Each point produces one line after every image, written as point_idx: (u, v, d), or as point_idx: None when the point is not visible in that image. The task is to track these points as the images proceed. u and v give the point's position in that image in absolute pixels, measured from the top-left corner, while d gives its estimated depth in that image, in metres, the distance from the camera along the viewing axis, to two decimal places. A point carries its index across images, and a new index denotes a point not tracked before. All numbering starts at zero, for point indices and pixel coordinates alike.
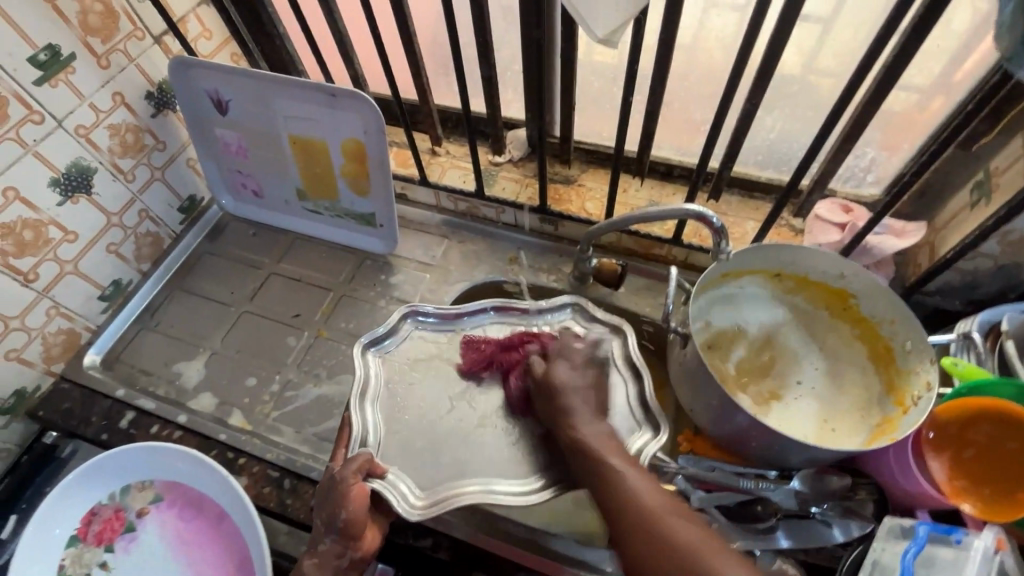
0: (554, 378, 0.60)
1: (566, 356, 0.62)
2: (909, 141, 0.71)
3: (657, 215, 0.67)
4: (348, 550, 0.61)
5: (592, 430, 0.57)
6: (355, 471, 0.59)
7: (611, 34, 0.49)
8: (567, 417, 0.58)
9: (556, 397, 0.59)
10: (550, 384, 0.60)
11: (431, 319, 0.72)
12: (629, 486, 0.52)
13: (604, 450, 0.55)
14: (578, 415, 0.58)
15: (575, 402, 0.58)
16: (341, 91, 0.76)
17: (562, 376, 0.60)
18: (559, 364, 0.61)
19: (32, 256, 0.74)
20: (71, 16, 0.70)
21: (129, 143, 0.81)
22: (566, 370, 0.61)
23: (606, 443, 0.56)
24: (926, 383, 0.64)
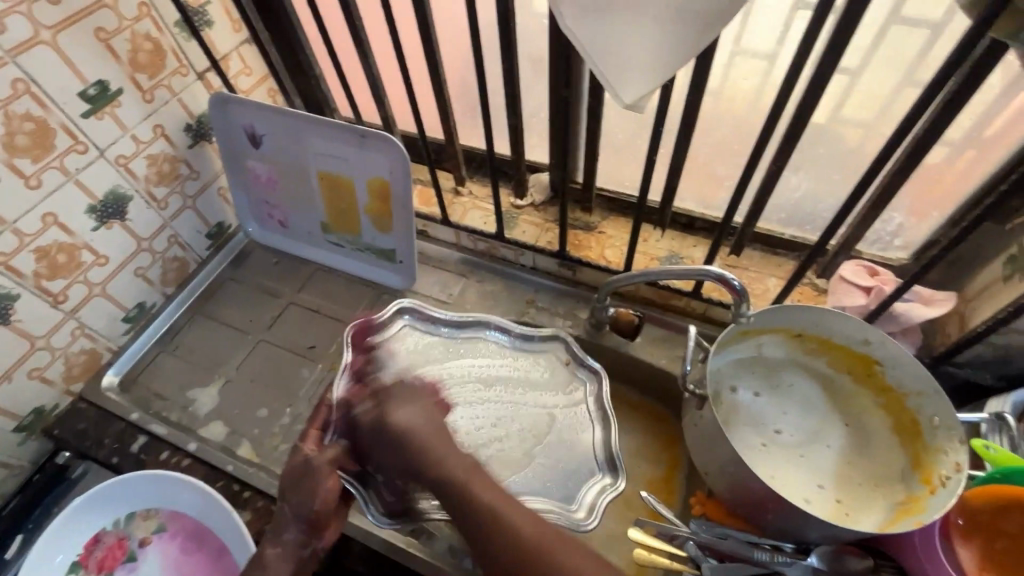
0: (404, 425, 0.57)
1: (401, 396, 0.61)
2: (938, 209, 0.70)
3: (679, 273, 0.66)
4: (309, 541, 0.63)
5: (472, 470, 0.55)
6: (330, 461, 0.64)
7: (639, 99, 0.49)
8: (437, 463, 0.55)
9: (416, 445, 0.56)
10: (394, 425, 0.58)
11: (427, 325, 0.81)
12: (513, 530, 0.50)
13: (478, 492, 0.53)
14: (445, 454, 0.56)
15: (438, 442, 0.56)
16: (370, 133, 0.78)
17: (399, 417, 0.58)
18: (389, 399, 0.61)
19: (63, 278, 0.76)
20: (122, 54, 0.73)
21: (164, 172, 0.84)
22: (417, 410, 0.59)
23: (476, 478, 0.54)
24: (956, 465, 0.61)
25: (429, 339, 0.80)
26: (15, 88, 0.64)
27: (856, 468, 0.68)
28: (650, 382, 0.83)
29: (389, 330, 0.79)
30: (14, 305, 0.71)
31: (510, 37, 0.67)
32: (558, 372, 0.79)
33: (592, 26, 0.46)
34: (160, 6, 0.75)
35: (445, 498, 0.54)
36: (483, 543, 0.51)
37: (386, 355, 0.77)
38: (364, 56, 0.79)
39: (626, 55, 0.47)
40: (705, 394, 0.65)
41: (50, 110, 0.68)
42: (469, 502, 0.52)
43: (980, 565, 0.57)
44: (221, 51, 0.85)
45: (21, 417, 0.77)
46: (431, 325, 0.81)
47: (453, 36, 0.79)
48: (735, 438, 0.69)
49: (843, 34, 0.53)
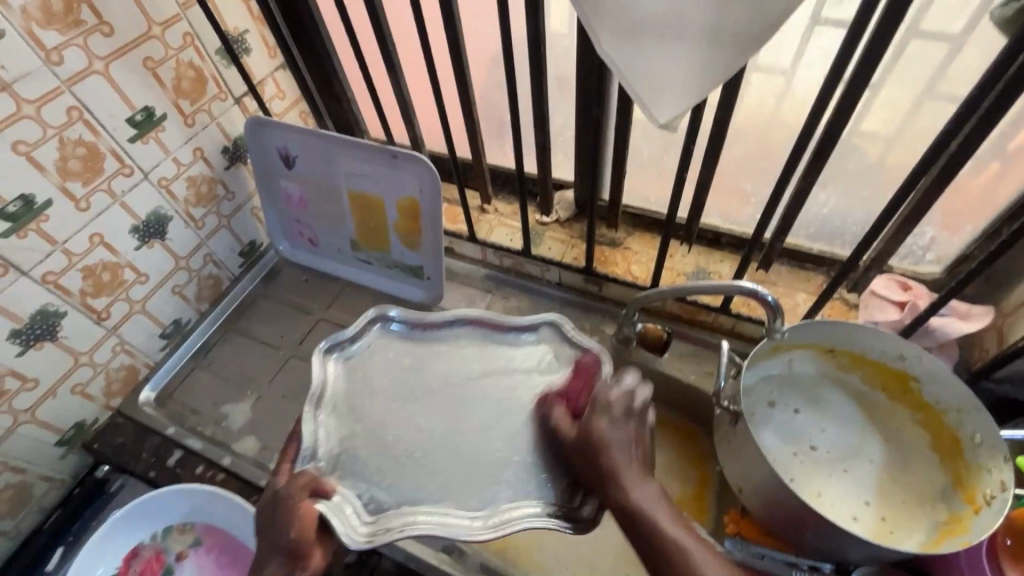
0: (592, 433, 0.53)
1: (614, 409, 0.54)
2: (970, 223, 0.70)
3: (711, 289, 0.66)
4: (295, 574, 0.55)
5: (649, 493, 0.50)
6: (302, 486, 0.59)
7: (674, 119, 0.50)
8: (615, 479, 0.50)
9: (598, 453, 0.52)
10: (597, 438, 0.52)
11: (398, 326, 0.74)
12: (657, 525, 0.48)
13: (657, 515, 0.49)
14: (628, 477, 0.51)
15: (629, 459, 0.51)
16: (401, 153, 0.80)
17: (608, 433, 0.52)
18: (605, 414, 0.54)
19: (106, 296, 0.79)
20: (167, 82, 0.77)
21: (202, 193, 0.87)
22: (620, 428, 0.53)
23: (659, 506, 0.50)
24: (1001, 483, 0.59)
25: (402, 341, 0.72)
26: (69, 115, 0.67)
27: (895, 487, 0.67)
28: (677, 398, 0.83)
29: (363, 334, 0.73)
30: (61, 322, 0.74)
31: (540, 60, 0.69)
32: (550, 354, 0.69)
33: (627, 48, 0.47)
34: (203, 36, 0.79)
35: (613, 505, 0.50)
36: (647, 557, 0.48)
37: (359, 363, 0.71)
38: (395, 79, 0.82)
39: (660, 76, 0.48)
40: (738, 410, 0.64)
41: (100, 136, 0.71)
42: (639, 522, 0.49)
43: None
44: (258, 77, 0.88)
45: (63, 431, 0.79)
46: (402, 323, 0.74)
47: (482, 59, 0.81)
48: (769, 455, 0.68)
49: (874, 52, 0.54)
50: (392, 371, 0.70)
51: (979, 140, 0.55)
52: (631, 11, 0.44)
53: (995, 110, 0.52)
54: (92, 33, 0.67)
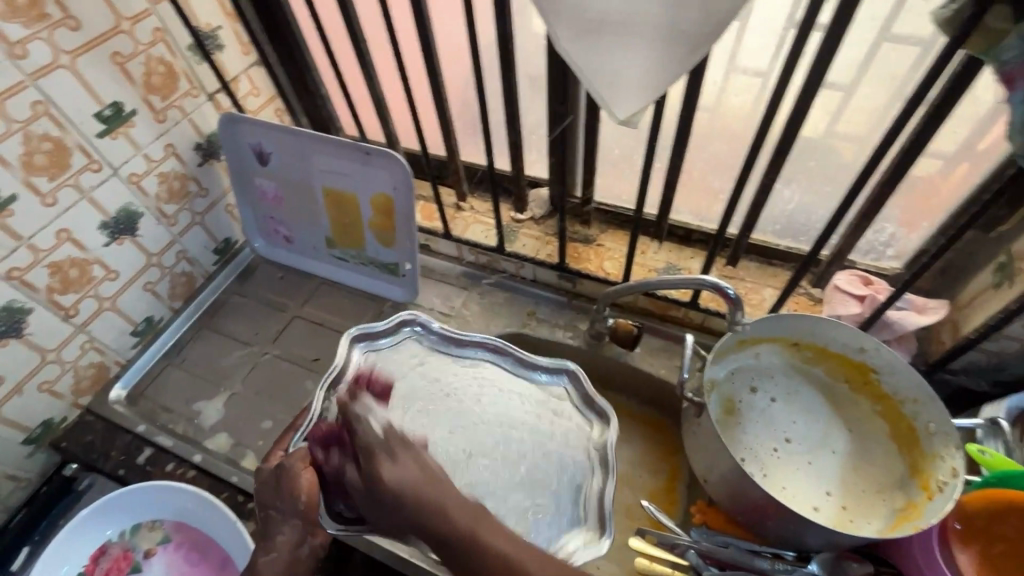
0: (383, 480, 0.47)
1: (394, 447, 0.49)
2: (927, 220, 0.72)
3: (677, 283, 0.68)
4: (304, 539, 0.61)
5: (459, 505, 0.46)
6: (301, 458, 0.60)
7: (632, 115, 0.51)
8: (435, 513, 0.45)
9: (399, 503, 0.46)
10: (387, 482, 0.47)
11: (432, 335, 0.74)
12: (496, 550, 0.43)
13: (480, 533, 0.44)
14: (431, 493, 0.46)
15: (421, 489, 0.46)
16: (374, 150, 0.80)
17: (391, 473, 0.47)
18: (389, 450, 0.49)
19: (74, 293, 0.78)
20: (136, 77, 0.76)
21: (175, 190, 0.87)
22: (409, 461, 0.48)
23: (477, 519, 0.45)
24: (954, 470, 0.61)
25: (430, 345, 0.73)
26: (35, 109, 0.67)
27: (855, 477, 0.69)
28: (649, 392, 0.85)
29: (393, 331, 0.73)
30: (27, 319, 0.73)
31: (509, 57, 0.69)
32: (562, 402, 0.70)
33: (584, 44, 0.48)
34: (174, 32, 0.79)
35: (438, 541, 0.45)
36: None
37: (380, 357, 0.71)
38: (369, 76, 0.82)
39: (617, 72, 0.49)
40: (703, 402, 0.66)
41: (67, 130, 0.71)
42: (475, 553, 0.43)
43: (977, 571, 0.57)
44: (232, 74, 0.88)
45: (30, 429, 0.78)
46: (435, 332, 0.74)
47: (454, 57, 0.82)
48: (734, 448, 0.70)
49: (827, 51, 0.55)
50: (416, 373, 0.69)
51: (929, 137, 0.57)
52: (586, 8, 0.45)
53: (943, 108, 0.54)
54: (57, 26, 0.66)
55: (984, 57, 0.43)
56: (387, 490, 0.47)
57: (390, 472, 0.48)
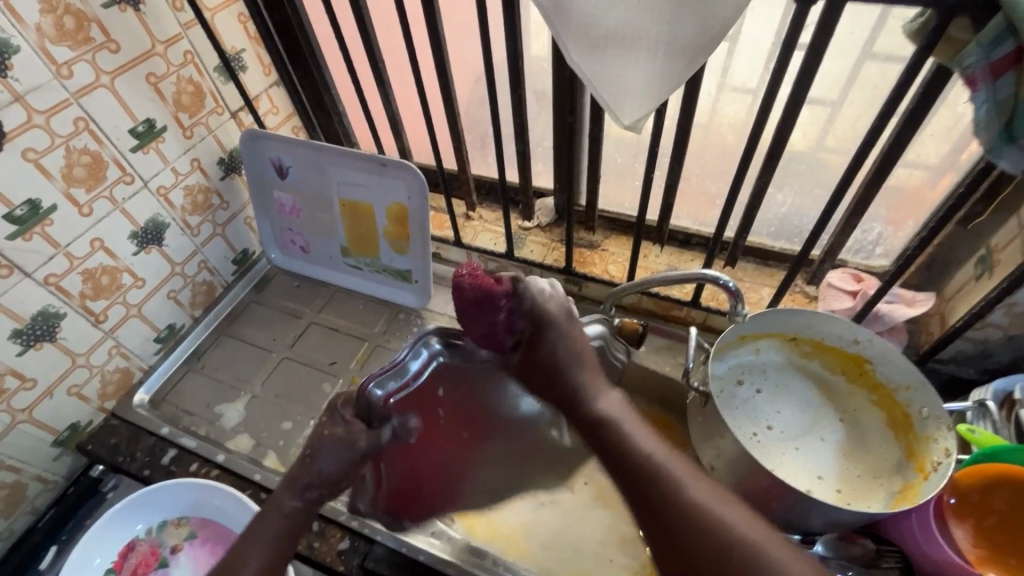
0: (558, 353, 0.60)
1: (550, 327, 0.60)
2: (912, 219, 0.77)
3: (678, 279, 0.72)
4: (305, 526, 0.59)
5: (615, 404, 0.59)
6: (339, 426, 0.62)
7: (636, 121, 0.56)
8: (591, 389, 0.59)
9: (558, 376, 0.60)
10: (553, 354, 0.60)
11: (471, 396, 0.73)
12: (639, 447, 0.54)
13: (634, 435, 0.55)
14: (595, 391, 0.59)
15: (581, 368, 0.60)
16: (391, 161, 0.85)
17: (552, 343, 0.60)
18: (553, 334, 0.60)
19: (105, 299, 0.81)
20: (168, 96, 0.81)
21: (199, 202, 0.91)
22: (579, 360, 0.60)
23: (622, 415, 0.58)
24: (945, 450, 0.65)
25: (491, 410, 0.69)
26: (76, 126, 0.71)
27: (854, 463, 0.72)
28: (655, 388, 0.88)
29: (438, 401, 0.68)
30: (60, 323, 0.76)
31: (518, 77, 0.75)
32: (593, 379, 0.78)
33: (593, 56, 0.53)
34: (203, 54, 0.84)
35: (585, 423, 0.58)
36: (620, 477, 0.54)
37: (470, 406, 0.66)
38: (385, 94, 0.88)
39: (623, 81, 0.53)
40: (708, 391, 0.69)
41: (104, 145, 0.75)
42: (616, 446, 0.55)
43: (973, 542, 0.60)
44: (254, 92, 0.94)
45: (58, 432, 0.81)
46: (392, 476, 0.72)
47: (465, 75, 0.87)
48: (738, 437, 0.73)
49: (809, 64, 0.60)
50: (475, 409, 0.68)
51: (907, 140, 0.62)
52: (595, 25, 0.51)
53: (918, 113, 0.59)
54: (100, 49, 0.71)
55: (949, 63, 0.48)
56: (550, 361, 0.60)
57: (545, 350, 0.60)
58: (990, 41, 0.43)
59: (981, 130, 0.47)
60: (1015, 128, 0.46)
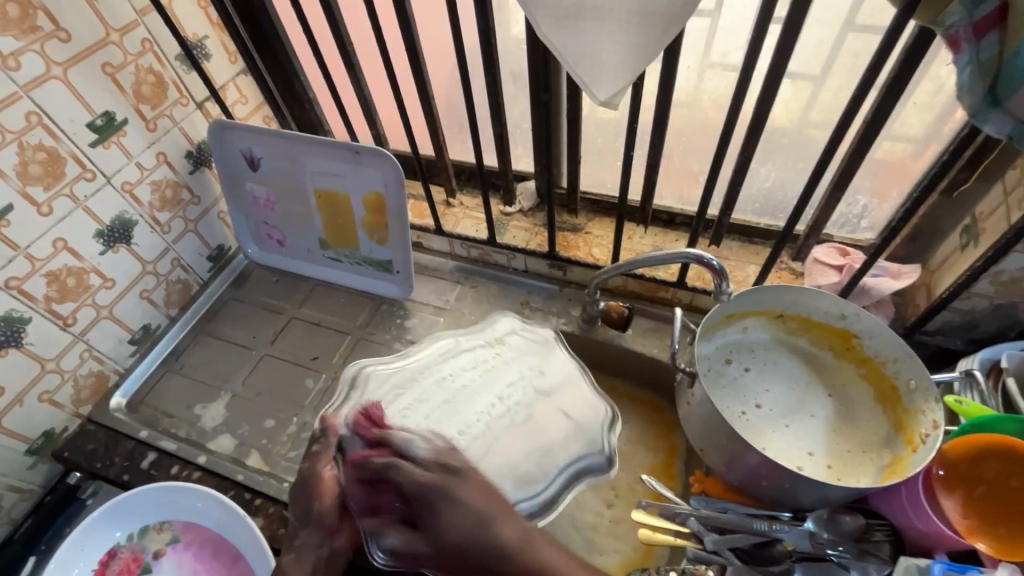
0: (444, 510, 0.50)
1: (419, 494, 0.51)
2: (897, 190, 0.76)
3: (661, 259, 0.71)
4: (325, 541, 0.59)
5: (549, 546, 0.49)
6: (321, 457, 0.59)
7: (612, 97, 0.54)
8: (446, 514, 0.49)
9: (461, 553, 0.48)
10: (468, 507, 0.50)
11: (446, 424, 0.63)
12: (554, 569, 0.48)
13: (549, 562, 0.48)
14: (512, 536, 0.49)
15: (486, 525, 0.49)
16: (365, 149, 0.82)
17: (447, 515, 0.49)
18: (450, 481, 0.51)
19: (72, 302, 0.78)
20: (127, 87, 0.78)
21: (167, 198, 0.88)
22: (461, 494, 0.50)
23: (534, 543, 0.49)
24: (933, 421, 0.64)
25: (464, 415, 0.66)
26: (28, 120, 0.68)
27: (843, 437, 0.72)
28: (643, 372, 0.87)
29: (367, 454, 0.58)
30: (26, 328, 0.74)
31: (492, 56, 0.72)
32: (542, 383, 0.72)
33: (564, 30, 0.50)
34: (162, 42, 0.81)
35: None
36: None
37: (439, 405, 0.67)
38: (356, 78, 0.84)
39: (599, 57, 0.51)
40: (695, 372, 0.68)
41: (61, 140, 0.72)
42: None
43: (962, 513, 0.60)
44: (220, 82, 0.90)
45: (32, 440, 0.79)
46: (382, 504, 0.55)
47: (438, 56, 0.84)
48: (728, 417, 0.72)
49: (789, 33, 0.58)
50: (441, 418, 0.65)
51: (890, 109, 0.60)
52: None
53: (900, 81, 0.57)
54: (48, 38, 0.68)
55: (932, 25, 0.45)
56: (445, 512, 0.50)
57: (435, 498, 0.50)
58: None
59: (965, 93, 0.46)
60: (1001, 89, 0.44)
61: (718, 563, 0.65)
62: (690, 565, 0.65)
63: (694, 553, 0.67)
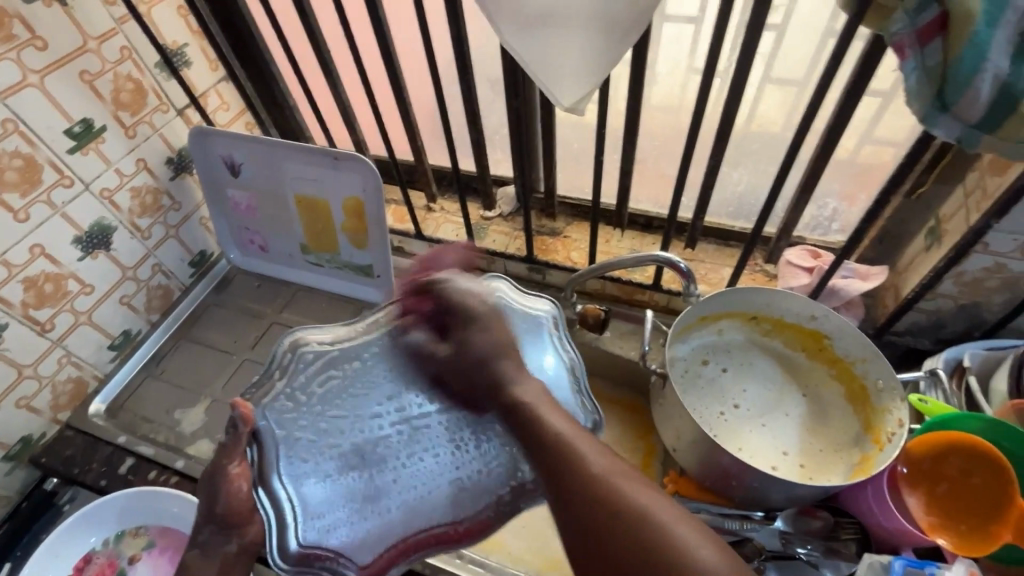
0: (471, 340, 0.54)
1: (479, 322, 0.55)
2: (866, 193, 0.77)
3: (633, 262, 0.72)
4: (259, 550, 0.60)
5: (545, 403, 0.50)
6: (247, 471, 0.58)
7: (578, 103, 0.55)
8: (479, 334, 0.55)
9: (479, 364, 0.54)
10: (490, 346, 0.54)
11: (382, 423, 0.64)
12: (551, 428, 0.48)
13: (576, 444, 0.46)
14: (516, 373, 0.53)
15: (507, 359, 0.53)
16: (343, 154, 0.83)
17: (476, 337, 0.55)
18: (473, 322, 0.55)
19: (50, 308, 0.79)
20: (105, 94, 0.78)
21: (147, 204, 0.88)
22: (489, 316, 0.56)
23: (575, 435, 0.47)
24: (899, 420, 0.65)
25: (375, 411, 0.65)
26: (5, 127, 0.69)
27: (813, 437, 0.73)
28: (620, 374, 0.88)
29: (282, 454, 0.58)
30: (2, 334, 0.74)
31: (465, 62, 0.73)
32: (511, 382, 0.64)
33: (529, 36, 0.51)
34: (141, 49, 0.81)
35: (534, 446, 0.48)
36: (547, 474, 0.46)
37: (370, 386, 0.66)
38: (335, 84, 0.85)
39: (564, 64, 0.53)
40: (667, 373, 0.69)
41: (38, 147, 0.73)
42: (568, 464, 0.45)
43: (927, 511, 0.61)
44: (200, 89, 0.91)
45: (9, 446, 0.78)
46: (297, 496, 0.56)
47: (415, 62, 0.85)
48: (701, 417, 0.73)
49: (751, 40, 0.59)
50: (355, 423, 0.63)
51: (851, 114, 0.62)
52: (528, 4, 0.49)
53: (860, 85, 0.59)
54: (25, 47, 0.68)
55: (880, 32, 0.46)
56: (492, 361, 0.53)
57: (472, 340, 0.55)
58: (917, 7, 0.42)
59: (914, 99, 0.47)
60: (947, 95, 0.45)
61: None
62: None
63: None
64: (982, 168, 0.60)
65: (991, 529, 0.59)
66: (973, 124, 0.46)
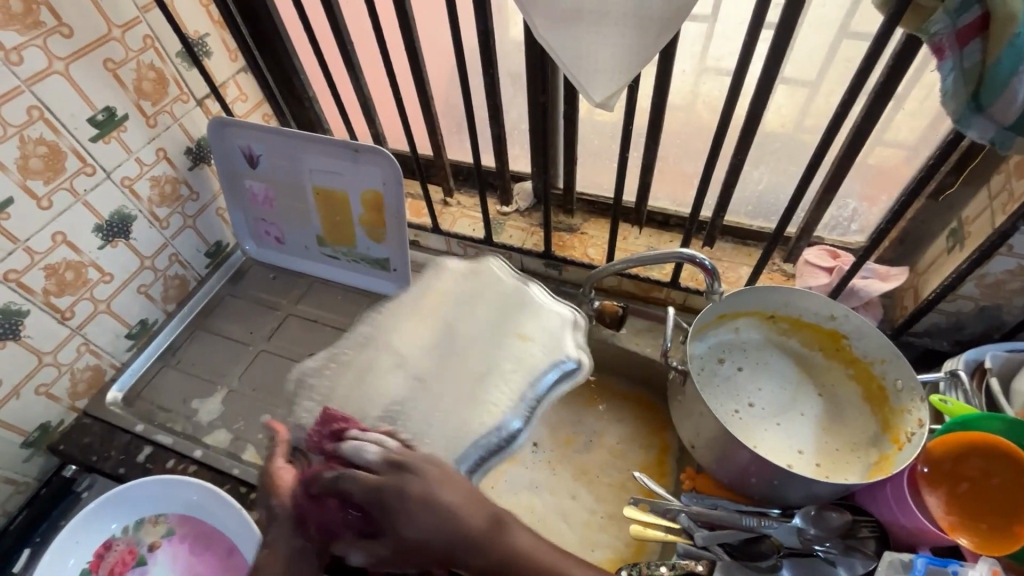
0: (420, 521, 0.42)
1: (398, 480, 0.43)
2: (886, 194, 0.77)
3: (655, 259, 0.72)
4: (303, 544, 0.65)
5: (508, 532, 0.45)
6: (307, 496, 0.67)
7: (608, 98, 0.55)
8: (422, 527, 0.42)
9: (436, 553, 0.42)
10: (436, 512, 0.42)
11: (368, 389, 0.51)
12: (522, 557, 0.44)
13: (545, 562, 0.45)
14: (483, 533, 0.44)
15: (462, 529, 0.43)
16: (363, 147, 0.83)
17: (415, 524, 0.42)
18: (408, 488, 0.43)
19: (70, 295, 0.79)
20: (128, 83, 0.78)
21: (166, 194, 0.88)
22: (435, 483, 0.43)
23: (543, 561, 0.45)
24: (919, 420, 0.66)
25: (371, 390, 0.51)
26: (30, 114, 0.68)
27: (831, 436, 0.73)
28: (637, 371, 0.88)
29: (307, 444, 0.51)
30: (24, 321, 0.74)
31: (490, 57, 0.73)
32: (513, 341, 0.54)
33: (563, 31, 0.51)
34: (164, 38, 0.81)
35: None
36: None
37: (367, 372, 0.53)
38: (357, 77, 0.85)
39: (596, 59, 0.53)
40: (687, 370, 0.69)
41: (61, 134, 0.72)
42: None
43: (947, 510, 0.62)
44: (220, 79, 0.91)
45: (28, 432, 0.79)
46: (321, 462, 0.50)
47: (438, 57, 0.85)
48: (720, 414, 0.74)
49: (781, 40, 0.59)
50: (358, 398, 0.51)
51: (878, 115, 0.62)
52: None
53: (890, 86, 0.59)
54: (51, 33, 0.68)
55: (917, 34, 0.46)
56: (441, 536, 0.42)
57: (419, 517, 0.42)
58: (958, 7, 0.42)
59: (949, 100, 0.47)
60: (982, 97, 0.46)
61: (708, 558, 0.66)
62: (680, 559, 0.66)
63: (685, 548, 0.67)
64: (1008, 171, 0.60)
65: (1012, 529, 0.59)
66: (1007, 126, 0.46)
